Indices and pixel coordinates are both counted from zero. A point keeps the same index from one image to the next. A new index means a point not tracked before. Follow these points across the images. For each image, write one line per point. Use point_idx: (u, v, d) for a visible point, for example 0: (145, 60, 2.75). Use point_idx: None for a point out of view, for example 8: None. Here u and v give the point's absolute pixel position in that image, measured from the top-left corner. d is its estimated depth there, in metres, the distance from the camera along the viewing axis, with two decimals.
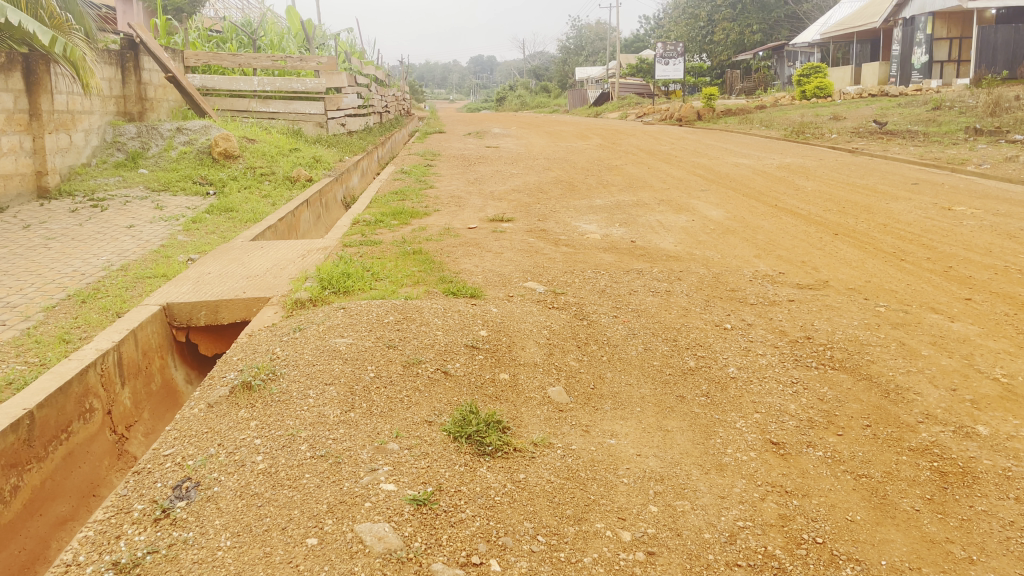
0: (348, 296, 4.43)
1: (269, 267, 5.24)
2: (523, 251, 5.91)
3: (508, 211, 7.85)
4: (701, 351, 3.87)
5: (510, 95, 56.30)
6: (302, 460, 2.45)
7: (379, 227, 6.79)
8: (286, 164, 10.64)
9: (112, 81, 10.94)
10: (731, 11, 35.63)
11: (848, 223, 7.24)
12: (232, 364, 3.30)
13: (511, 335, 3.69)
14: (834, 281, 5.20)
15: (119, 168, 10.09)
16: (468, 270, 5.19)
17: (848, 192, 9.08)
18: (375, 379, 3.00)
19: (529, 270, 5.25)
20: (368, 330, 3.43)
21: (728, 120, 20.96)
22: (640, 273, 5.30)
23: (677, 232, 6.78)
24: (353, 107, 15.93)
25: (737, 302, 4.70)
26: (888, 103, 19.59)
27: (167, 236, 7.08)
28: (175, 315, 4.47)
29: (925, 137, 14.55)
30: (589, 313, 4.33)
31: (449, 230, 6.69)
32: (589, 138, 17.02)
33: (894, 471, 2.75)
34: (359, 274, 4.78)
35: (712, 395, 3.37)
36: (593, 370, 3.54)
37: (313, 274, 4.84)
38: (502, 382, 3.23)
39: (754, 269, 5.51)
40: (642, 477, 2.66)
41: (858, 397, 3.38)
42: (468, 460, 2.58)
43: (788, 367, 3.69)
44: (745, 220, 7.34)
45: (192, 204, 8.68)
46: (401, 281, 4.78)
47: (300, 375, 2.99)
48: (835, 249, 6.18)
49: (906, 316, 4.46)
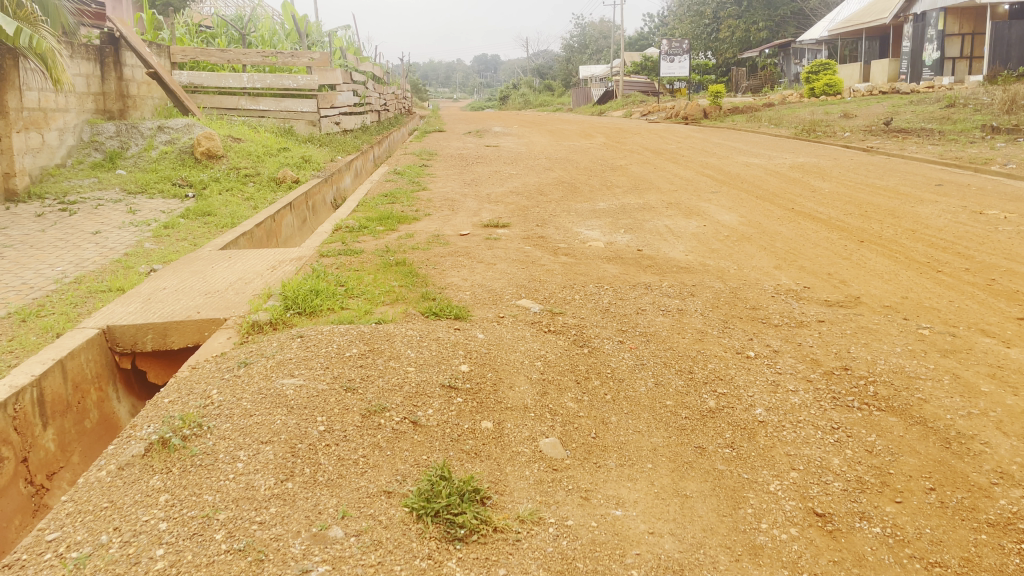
0: (314, 318, 3.87)
1: (233, 281, 4.68)
2: (518, 262, 5.34)
3: (504, 216, 7.28)
4: (721, 386, 3.29)
5: (513, 93, 55.83)
6: (213, 556, 1.89)
7: (362, 234, 6.23)
8: (272, 164, 10.08)
9: (91, 78, 10.40)
10: (736, 8, 35.01)
11: (872, 229, 6.67)
12: (159, 410, 2.73)
13: (497, 370, 3.12)
14: (867, 297, 4.63)
15: (95, 170, 9.54)
16: (455, 285, 4.63)
17: (869, 194, 8.50)
18: (325, 434, 2.43)
19: (523, 284, 4.69)
20: (324, 365, 2.85)
21: (736, 118, 20.36)
22: (648, 288, 4.73)
23: (688, 239, 6.22)
24: (348, 105, 15.34)
25: (759, 323, 4.13)
26: (899, 101, 18.96)
27: (133, 244, 6.52)
28: (118, 339, 3.92)
29: (941, 136, 13.96)
30: (590, 339, 3.76)
31: (438, 238, 6.12)
32: (593, 136, 16.44)
33: (974, 558, 2.19)
34: (330, 291, 4.22)
35: (738, 447, 2.80)
36: (593, 413, 2.97)
37: (277, 290, 4.28)
38: (482, 433, 2.66)
39: (776, 282, 4.94)
40: (657, 567, 2.10)
41: (913, 448, 2.81)
42: (433, 550, 2.01)
43: (825, 408, 3.12)
44: (761, 226, 6.76)
45: (168, 208, 8.12)
46: (377, 299, 4.22)
47: (232, 429, 2.43)
48: (862, 258, 5.61)
49: (955, 341, 3.88)
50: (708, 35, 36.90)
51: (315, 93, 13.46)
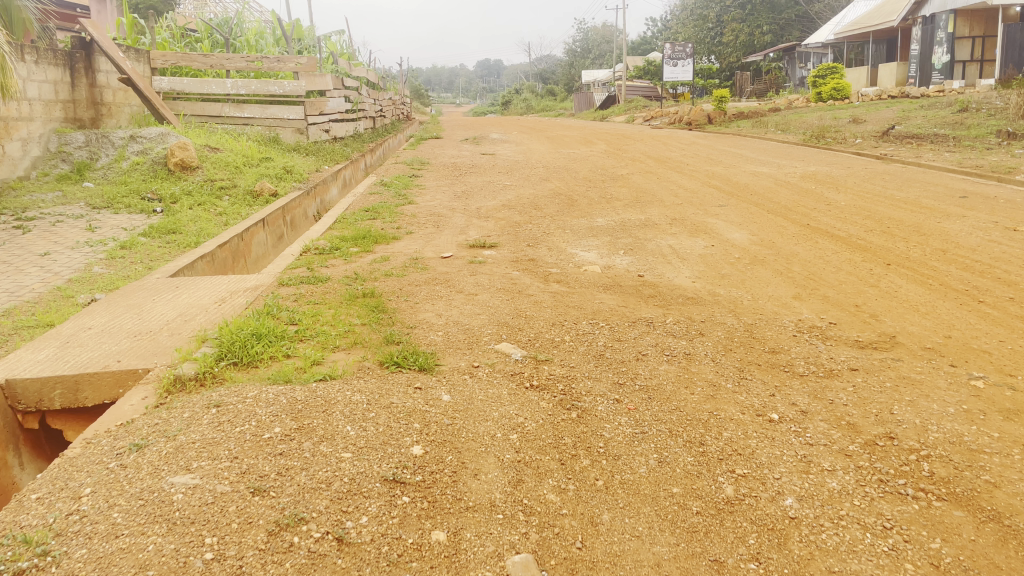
0: (250, 371, 3.25)
1: (170, 318, 4.05)
2: (502, 291, 4.71)
3: (493, 234, 6.67)
4: (740, 465, 2.66)
5: (515, 99, 55.23)
6: None
7: (332, 257, 5.62)
8: (251, 176, 9.47)
9: (59, 84, 9.83)
10: (740, 12, 34.39)
11: (897, 249, 6.04)
12: (16, 513, 2.09)
13: (459, 451, 2.48)
14: (904, 337, 4.01)
15: (61, 182, 8.94)
16: (427, 323, 4.01)
17: (888, 207, 7.87)
18: (212, 567, 1.80)
19: (506, 322, 4.06)
20: (231, 455, 2.22)
21: (741, 124, 19.71)
22: (650, 325, 4.10)
23: (695, 262, 5.59)
24: (339, 111, 14.77)
25: (782, 373, 3.50)
26: (909, 106, 18.32)
27: (82, 268, 5.90)
28: (20, 395, 3.31)
29: (956, 142, 13.32)
30: (580, 398, 3.12)
31: (417, 261, 5.50)
32: (593, 143, 15.83)
33: None
34: (275, 335, 3.60)
35: (765, 560, 2.16)
36: (578, 510, 2.33)
37: (215, 331, 3.66)
38: (430, 550, 2.01)
39: (797, 317, 4.32)
40: None
41: (992, 561, 2.18)
42: None
43: (871, 498, 2.49)
44: (775, 246, 6.14)
45: (131, 224, 7.52)
46: (332, 343, 3.60)
47: (86, 560, 1.81)
48: (892, 286, 4.98)
49: (1018, 397, 3.24)
50: (711, 39, 36.33)
51: (303, 100, 12.87)
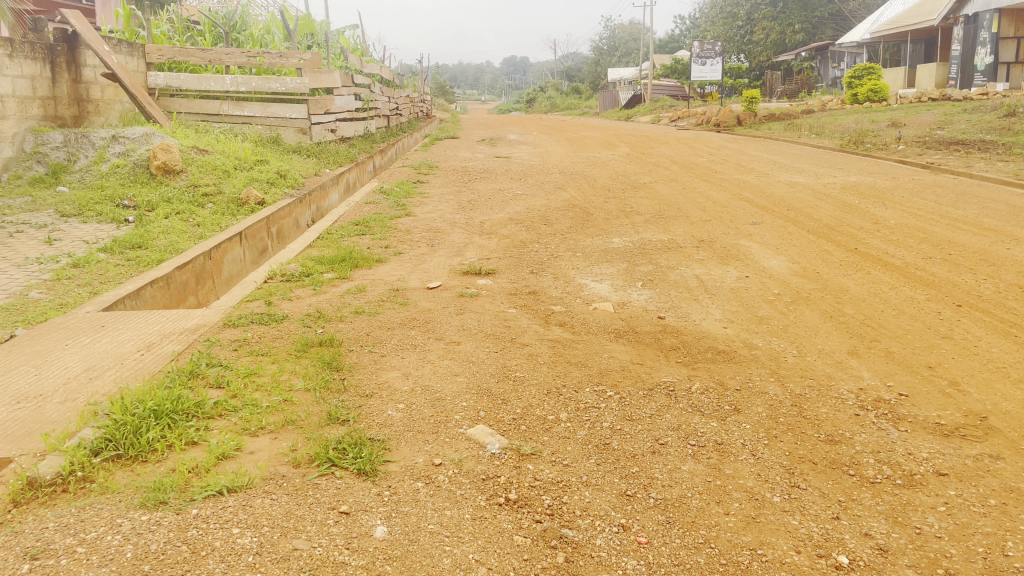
0: (133, 470, 2.44)
1: (68, 377, 3.24)
2: (491, 339, 3.88)
3: (493, 257, 5.84)
4: None
5: (540, 96, 54.38)
6: None
7: (300, 286, 4.81)
8: (240, 180, 8.70)
9: (37, 79, 9.17)
10: (772, 10, 33.35)
11: (965, 285, 5.11)
12: None
13: None
14: (999, 419, 3.10)
15: (33, 187, 8.23)
16: (389, 388, 3.18)
17: (945, 228, 6.93)
18: None
19: (490, 389, 3.22)
20: None
21: (772, 126, 18.71)
22: (673, 396, 3.23)
23: (728, 299, 4.72)
24: (348, 110, 13.99)
25: (848, 480, 2.61)
26: (952, 109, 17.21)
27: (19, 292, 5.14)
28: None
29: (1008, 149, 12.28)
30: (571, 522, 2.27)
31: (397, 294, 4.68)
32: (616, 146, 14.94)
33: None
34: (180, 413, 2.76)
35: None
36: None
37: (109, 403, 2.83)
38: None
39: (857, 384, 3.43)
40: None
41: None
42: None
43: None
44: (819, 278, 5.23)
45: (95, 236, 6.78)
46: (257, 425, 2.77)
47: None
48: (968, 338, 4.06)
49: None
50: (741, 37, 35.30)
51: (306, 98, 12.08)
